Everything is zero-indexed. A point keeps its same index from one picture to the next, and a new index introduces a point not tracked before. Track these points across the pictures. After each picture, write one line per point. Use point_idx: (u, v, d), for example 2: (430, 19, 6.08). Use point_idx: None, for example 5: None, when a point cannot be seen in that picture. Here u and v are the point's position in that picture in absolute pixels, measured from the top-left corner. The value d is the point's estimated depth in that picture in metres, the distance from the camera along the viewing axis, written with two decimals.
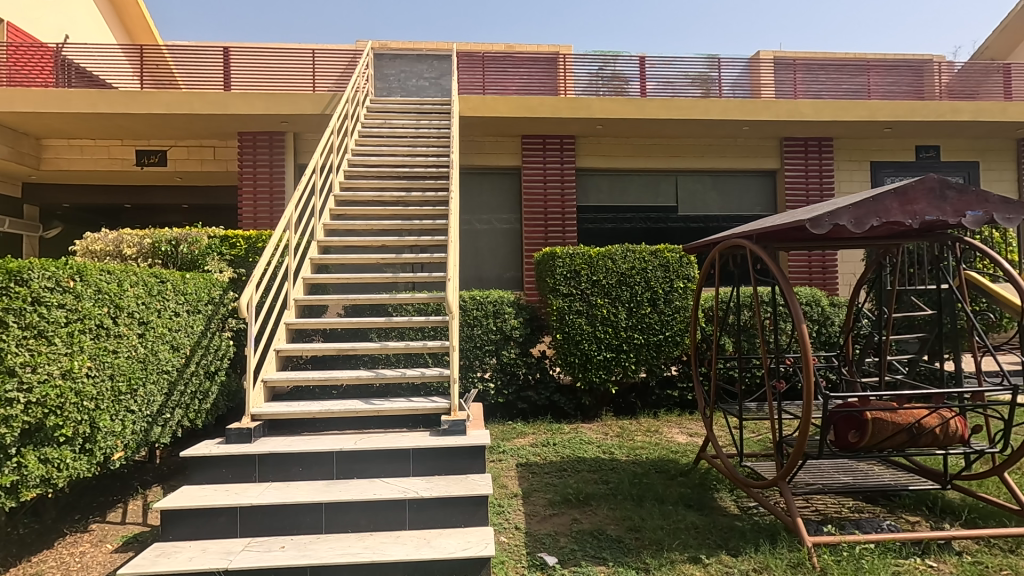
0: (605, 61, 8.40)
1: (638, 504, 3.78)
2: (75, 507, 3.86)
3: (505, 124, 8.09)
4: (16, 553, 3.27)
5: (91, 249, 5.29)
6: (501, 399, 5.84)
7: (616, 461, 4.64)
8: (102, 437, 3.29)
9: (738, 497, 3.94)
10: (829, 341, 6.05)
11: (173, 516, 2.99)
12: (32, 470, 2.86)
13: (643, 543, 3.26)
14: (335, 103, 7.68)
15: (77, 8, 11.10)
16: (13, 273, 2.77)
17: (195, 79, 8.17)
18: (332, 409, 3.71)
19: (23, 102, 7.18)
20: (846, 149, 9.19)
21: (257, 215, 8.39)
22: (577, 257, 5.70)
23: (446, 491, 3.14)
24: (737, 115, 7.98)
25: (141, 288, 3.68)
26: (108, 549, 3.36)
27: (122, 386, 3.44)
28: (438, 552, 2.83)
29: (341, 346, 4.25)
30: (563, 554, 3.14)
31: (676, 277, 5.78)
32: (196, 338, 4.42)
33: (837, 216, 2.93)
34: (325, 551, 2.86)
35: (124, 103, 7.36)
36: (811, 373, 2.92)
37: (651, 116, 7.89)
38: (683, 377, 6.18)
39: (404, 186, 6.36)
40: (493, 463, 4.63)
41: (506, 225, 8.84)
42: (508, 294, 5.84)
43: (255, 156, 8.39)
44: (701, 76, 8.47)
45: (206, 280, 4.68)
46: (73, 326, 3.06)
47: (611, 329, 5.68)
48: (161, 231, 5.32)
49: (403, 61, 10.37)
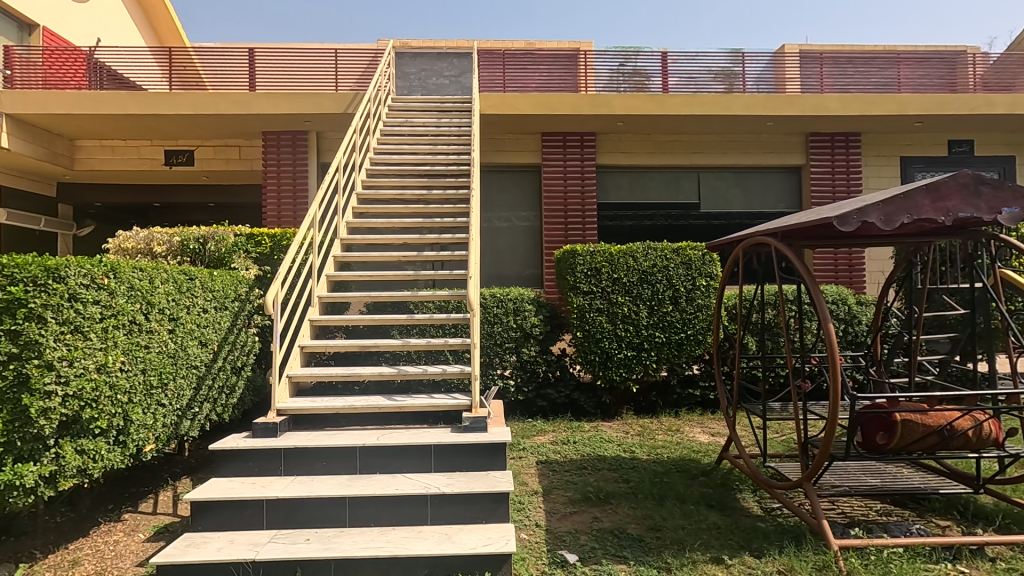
0: (627, 57, 8.34)
1: (660, 503, 3.77)
2: (108, 498, 3.99)
3: (524, 121, 8.08)
4: (54, 540, 3.40)
5: (123, 248, 5.43)
6: (521, 396, 5.86)
7: (637, 460, 4.61)
8: (134, 430, 3.39)
9: (761, 497, 3.90)
10: (855, 340, 5.91)
11: (202, 507, 3.07)
12: (69, 460, 2.97)
13: (664, 543, 3.24)
14: (357, 102, 7.74)
15: (108, 13, 11.39)
16: (51, 270, 2.84)
17: (221, 80, 8.34)
18: (354, 406, 3.77)
19: (60, 105, 7.43)
20: (874, 144, 8.97)
21: (280, 215, 8.50)
22: (597, 254, 5.68)
23: (467, 487, 3.16)
24: (760, 110, 7.84)
25: (170, 285, 3.79)
26: (140, 539, 3.45)
27: (153, 380, 3.54)
28: (459, 547, 2.85)
29: (363, 344, 4.30)
30: (583, 552, 3.14)
31: (699, 276, 5.72)
32: (223, 334, 4.51)
33: (866, 213, 2.86)
34: (349, 544, 2.90)
35: (151, 103, 7.53)
36: (837, 372, 2.85)
37: (674, 112, 7.81)
38: (704, 377, 6.13)
39: (425, 184, 6.40)
40: (513, 460, 4.65)
41: (526, 223, 8.84)
42: (527, 291, 5.86)
43: (279, 156, 8.52)
44: (725, 71, 8.36)
45: (232, 277, 4.77)
46: (107, 322, 3.17)
47: (632, 327, 5.65)
48: (189, 228, 5.45)
49: (423, 60, 10.39)
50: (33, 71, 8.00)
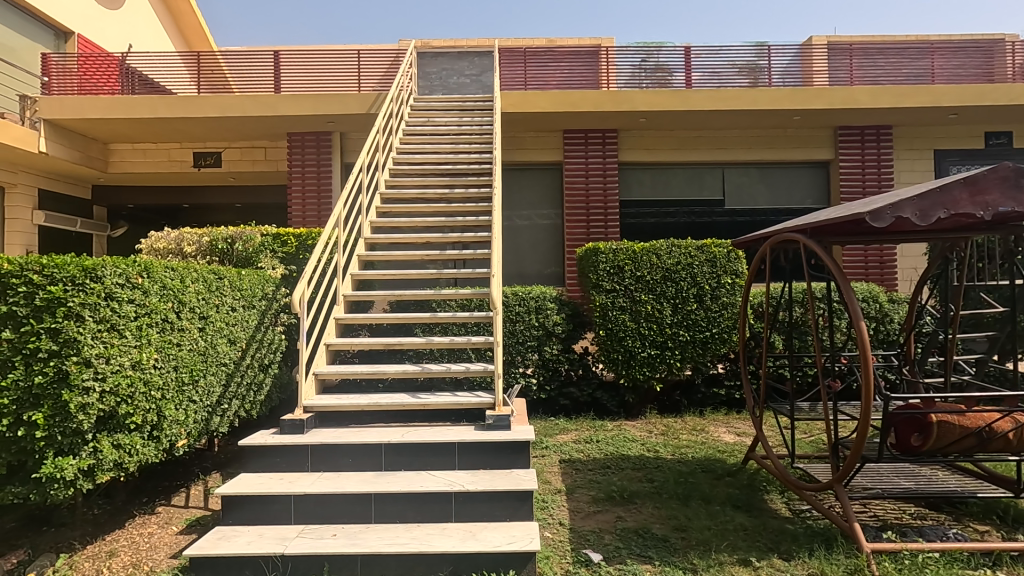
0: (648, 53, 8.24)
1: (684, 504, 3.73)
2: (142, 492, 4.10)
3: (545, 118, 8.06)
4: (92, 532, 3.51)
5: (155, 248, 5.58)
6: (543, 395, 5.85)
7: (661, 460, 4.57)
8: (167, 425, 3.48)
9: (789, 499, 3.83)
10: (887, 339, 5.75)
11: (233, 502, 3.14)
12: (107, 454, 3.06)
13: (690, 544, 3.20)
14: (380, 102, 7.81)
15: (139, 19, 11.71)
16: (88, 270, 2.93)
17: (247, 83, 8.49)
18: (379, 403, 3.81)
19: (95, 110, 7.68)
20: (906, 137, 8.71)
21: (305, 214, 8.62)
22: (620, 252, 5.64)
23: (491, 485, 3.17)
24: (787, 104, 7.68)
25: (201, 284, 3.87)
26: (173, 531, 3.54)
27: (185, 377, 3.63)
28: (483, 545, 2.86)
29: (387, 342, 4.33)
30: (607, 551, 3.13)
31: (724, 273, 5.63)
32: (251, 332, 4.60)
33: (899, 208, 2.79)
34: (374, 540, 2.93)
35: (181, 107, 7.71)
36: (870, 372, 2.78)
37: (698, 108, 7.70)
38: (730, 376, 6.05)
39: (447, 183, 6.43)
40: (536, 459, 4.64)
41: (547, 221, 8.82)
42: (550, 290, 5.85)
43: (304, 157, 8.64)
44: (749, 64, 8.20)
45: (260, 276, 4.86)
46: (141, 320, 3.26)
47: (656, 326, 5.60)
48: (217, 229, 5.56)
49: (444, 59, 10.44)
50: (69, 78, 8.27)
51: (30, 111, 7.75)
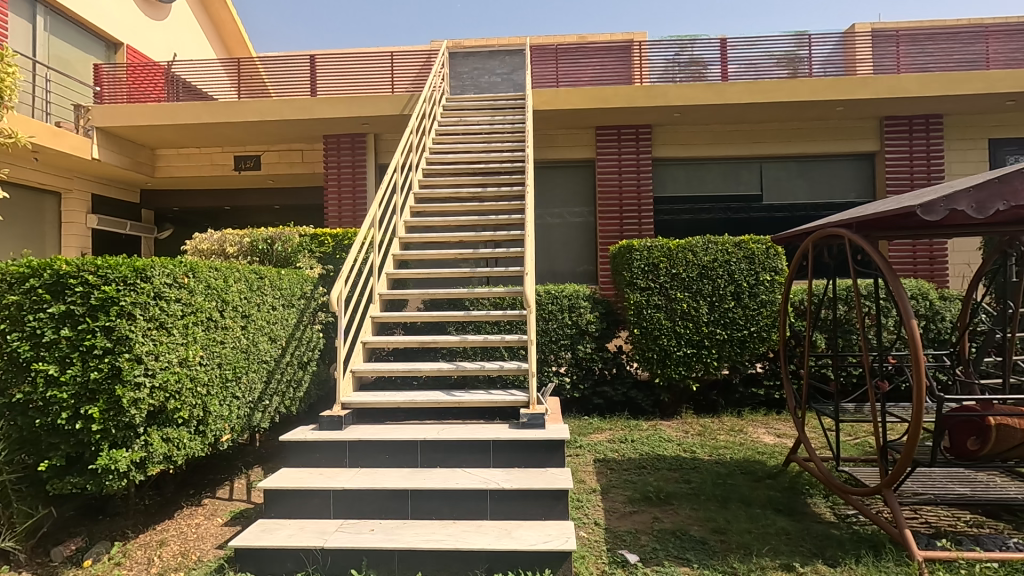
0: (682, 46, 8.09)
1: (723, 506, 3.65)
2: (189, 484, 4.25)
3: (578, 115, 8.00)
4: (143, 521, 3.66)
5: (199, 249, 5.78)
6: (577, 394, 5.82)
7: (699, 461, 4.48)
8: (212, 420, 3.61)
9: (834, 503, 3.70)
10: (937, 338, 5.51)
11: (275, 495, 3.23)
12: (157, 447, 3.19)
13: (730, 547, 3.13)
14: (413, 103, 7.90)
15: (183, 28, 12.14)
16: (139, 271, 3.04)
17: (285, 87, 8.70)
18: (414, 401, 3.86)
19: (143, 118, 8.01)
20: (958, 126, 8.30)
21: (341, 215, 8.79)
22: (654, 250, 5.55)
23: (526, 483, 3.17)
24: (828, 94, 7.42)
25: (243, 284, 3.99)
26: (219, 522, 3.67)
27: (228, 373, 3.74)
28: (518, 543, 2.86)
29: (422, 340, 4.37)
30: (644, 553, 3.08)
31: (763, 270, 5.49)
32: (291, 330, 4.72)
33: (954, 201, 2.65)
34: (411, 536, 2.97)
35: (222, 112, 7.96)
36: (922, 373, 2.65)
37: (734, 101, 7.52)
38: (769, 376, 5.89)
39: (479, 182, 6.45)
40: (571, 458, 4.62)
41: (580, 219, 8.76)
42: (583, 288, 5.81)
43: (339, 159, 8.80)
44: (788, 55, 7.96)
45: (298, 276, 4.97)
46: (187, 319, 3.37)
47: (692, 324, 5.49)
48: (258, 230, 5.73)
49: (475, 59, 10.48)
50: (119, 87, 8.65)
51: (84, 119, 8.14)
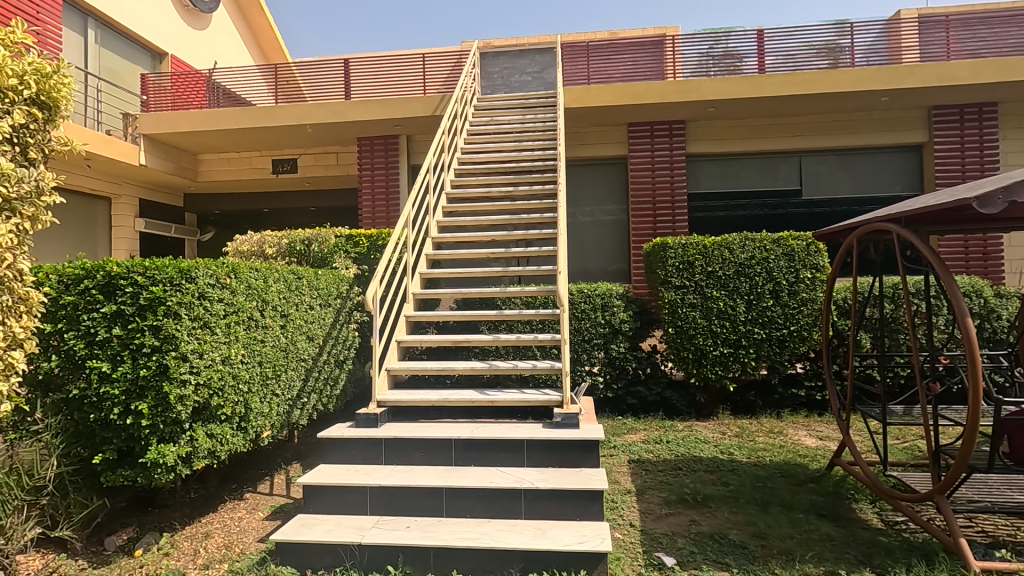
0: (717, 39, 7.92)
1: (763, 510, 3.55)
2: (232, 478, 4.39)
3: (609, 112, 7.92)
4: (189, 514, 3.79)
5: (240, 250, 5.96)
6: (610, 394, 5.75)
7: (737, 463, 4.38)
8: (253, 417, 3.71)
9: (881, 509, 3.56)
10: (993, 338, 5.24)
11: (314, 491, 3.30)
12: (201, 443, 3.30)
13: (771, 552, 3.04)
14: (444, 104, 7.95)
15: (223, 37, 12.53)
16: (184, 272, 3.15)
17: (320, 91, 8.88)
18: (448, 399, 3.88)
19: (186, 124, 8.30)
20: (1013, 114, 7.88)
21: (374, 215, 8.92)
22: (689, 247, 5.44)
23: (560, 483, 3.15)
24: (872, 84, 7.14)
25: (282, 284, 4.09)
26: (260, 516, 3.77)
27: (268, 371, 3.84)
28: (553, 543, 2.84)
29: (456, 339, 4.39)
30: (681, 555, 3.03)
31: (803, 267, 5.32)
32: (328, 329, 4.82)
33: (1013, 193, 2.50)
34: (446, 534, 2.98)
35: (261, 117, 8.18)
36: (978, 374, 2.52)
37: (771, 94, 7.32)
38: (810, 376, 5.70)
39: (511, 181, 6.45)
40: (605, 458, 4.57)
41: (612, 217, 8.67)
42: (616, 286, 5.74)
43: (372, 160, 8.93)
44: (829, 44, 7.69)
45: (334, 276, 5.06)
46: (230, 318, 3.48)
47: (729, 323, 5.36)
48: (295, 231, 5.86)
49: (506, 58, 10.48)
50: (164, 95, 8.98)
51: (132, 127, 8.50)
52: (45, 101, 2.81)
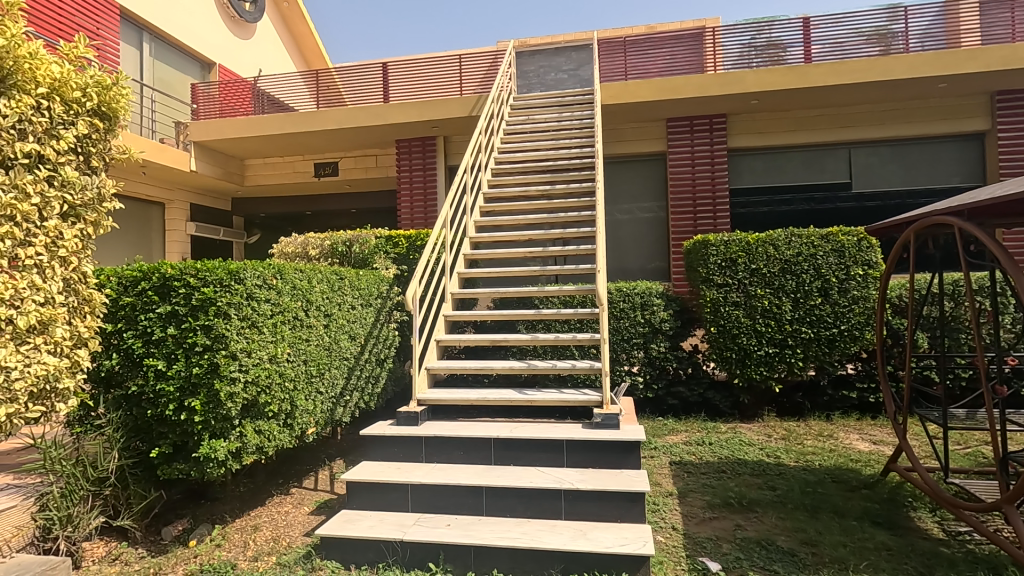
0: (759, 29, 7.68)
1: (813, 516, 3.42)
2: (279, 473, 4.53)
3: (647, 108, 7.78)
4: (239, 507, 3.94)
5: (284, 251, 6.14)
6: (650, 394, 5.65)
7: (784, 466, 4.23)
8: (299, 414, 3.81)
9: (942, 518, 3.38)
10: None
11: (357, 487, 3.36)
12: (250, 438, 3.40)
13: (822, 560, 2.92)
14: (480, 104, 7.98)
15: (267, 45, 12.94)
16: (233, 273, 3.25)
17: (359, 95, 9.05)
18: (487, 398, 3.89)
19: (234, 131, 8.61)
20: None
21: (412, 216, 9.04)
22: (732, 244, 5.30)
23: (600, 484, 3.11)
24: (928, 70, 6.78)
25: (325, 284, 4.18)
26: (305, 511, 3.87)
27: (312, 369, 3.94)
28: (594, 545, 2.81)
29: (494, 338, 4.40)
30: (727, 561, 2.94)
31: (854, 264, 5.09)
32: (369, 328, 4.91)
33: None
34: (487, 532, 2.99)
35: (303, 121, 8.40)
36: None
37: (818, 84, 7.04)
38: (863, 377, 5.44)
39: (548, 180, 6.42)
40: (645, 460, 4.50)
41: (650, 214, 8.53)
42: (656, 285, 5.63)
43: (410, 162, 9.05)
44: (880, 30, 7.35)
45: (375, 277, 5.14)
46: (276, 318, 3.58)
47: (774, 322, 5.19)
48: (337, 233, 6.00)
49: (541, 56, 10.44)
50: (212, 103, 9.34)
51: (184, 135, 8.91)
52: (106, 111, 2.94)
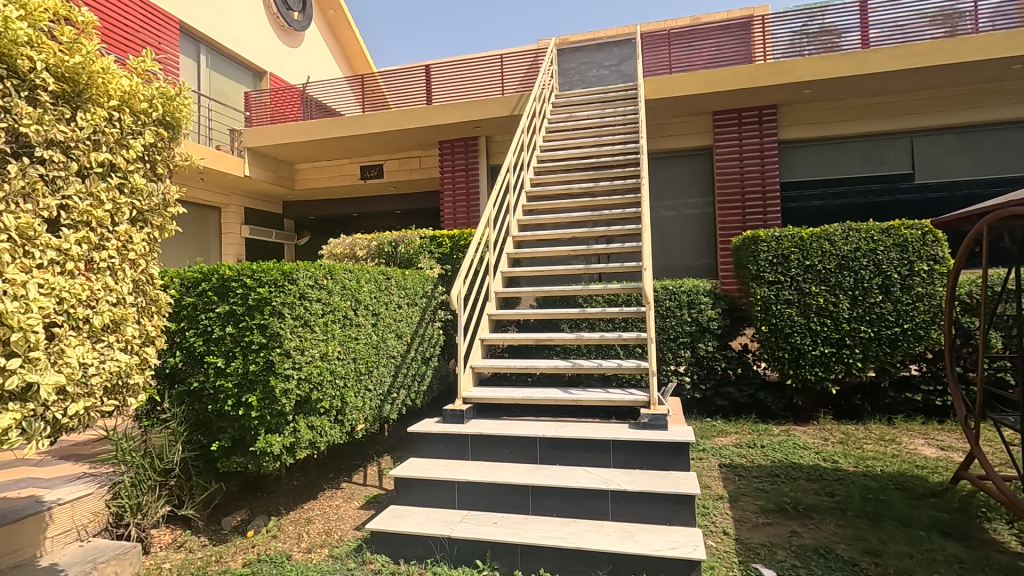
0: (812, 15, 7.37)
1: (875, 525, 3.25)
2: (330, 467, 4.67)
3: (693, 101, 7.59)
4: (293, 499, 4.08)
5: (334, 253, 6.32)
6: (698, 394, 5.52)
7: (843, 472, 4.05)
8: (349, 410, 3.92)
9: (1021, 531, 3.16)
10: None
11: (405, 483, 3.42)
12: (303, 434, 3.52)
13: (886, 571, 2.78)
14: (522, 103, 7.98)
15: (314, 53, 13.35)
16: (286, 274, 3.36)
17: (402, 98, 9.21)
18: (532, 397, 3.89)
19: (284, 136, 8.92)
20: None
21: (455, 216, 9.13)
22: (784, 240, 5.11)
23: (648, 485, 3.06)
24: (1000, 51, 6.34)
25: (373, 284, 4.28)
26: (355, 505, 3.97)
27: (361, 367, 4.04)
28: (642, 547, 2.76)
29: (538, 337, 4.39)
30: (782, 569, 2.84)
31: (918, 259, 4.82)
32: (415, 327, 4.99)
33: None
34: (533, 531, 2.99)
35: (349, 125, 8.61)
36: None
37: (877, 70, 6.70)
38: (928, 379, 5.15)
39: (591, 177, 6.36)
40: (694, 462, 4.39)
41: (696, 210, 8.32)
42: (704, 283, 5.48)
43: (453, 162, 9.15)
44: (945, 10, 6.92)
45: (420, 276, 5.22)
46: (327, 317, 3.68)
47: (830, 321, 4.97)
48: (383, 234, 6.12)
49: (583, 53, 10.35)
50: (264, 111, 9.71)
51: (238, 141, 9.32)
52: (170, 120, 3.10)
